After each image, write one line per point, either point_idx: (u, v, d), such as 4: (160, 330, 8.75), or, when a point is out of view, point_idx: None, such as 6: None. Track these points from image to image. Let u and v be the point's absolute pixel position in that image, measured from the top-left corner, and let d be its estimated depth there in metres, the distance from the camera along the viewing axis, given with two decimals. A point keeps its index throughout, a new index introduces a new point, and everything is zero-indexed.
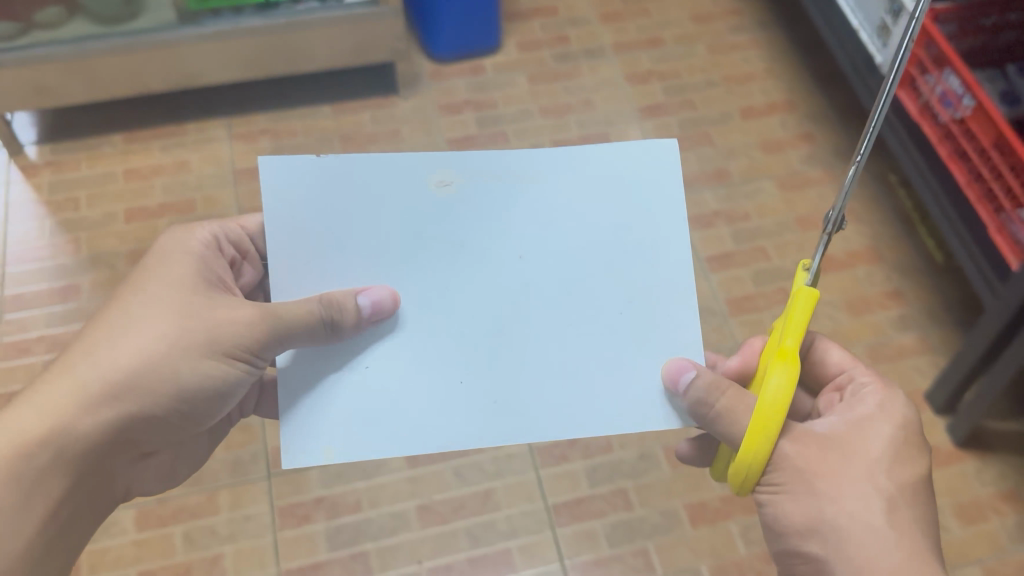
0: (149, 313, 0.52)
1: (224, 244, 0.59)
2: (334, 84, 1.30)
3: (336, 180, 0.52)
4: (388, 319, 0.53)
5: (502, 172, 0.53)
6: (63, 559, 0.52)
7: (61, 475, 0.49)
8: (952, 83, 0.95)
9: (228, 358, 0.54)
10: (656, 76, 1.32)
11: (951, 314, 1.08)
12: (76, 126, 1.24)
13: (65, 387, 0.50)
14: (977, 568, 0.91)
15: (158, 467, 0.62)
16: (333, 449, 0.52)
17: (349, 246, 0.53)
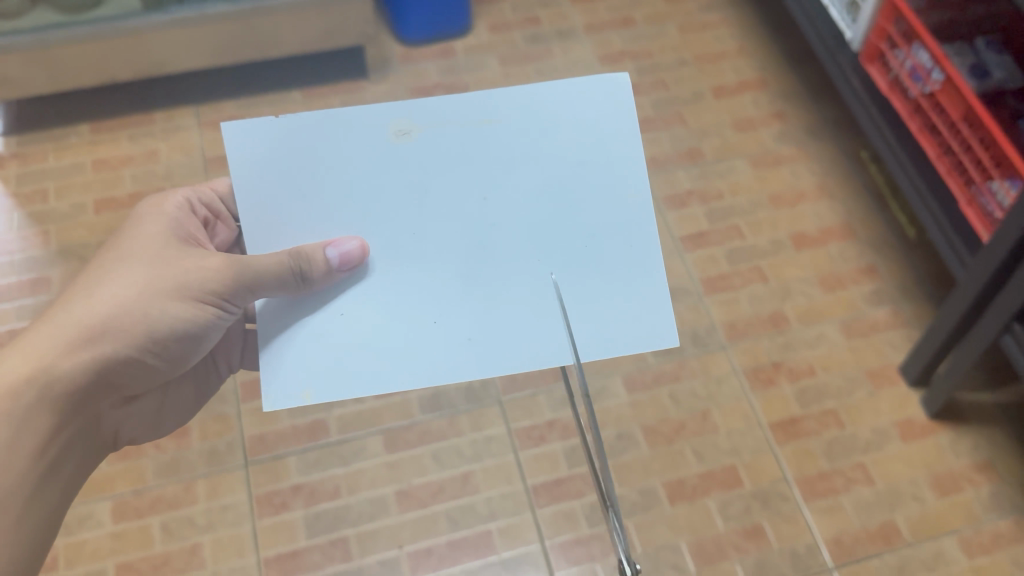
0: (124, 262, 0.56)
1: (196, 207, 0.63)
2: (303, 70, 1.29)
3: (296, 137, 0.51)
4: (360, 268, 0.51)
5: (460, 116, 0.51)
6: (57, 492, 0.57)
7: (46, 416, 0.54)
8: (921, 57, 0.96)
9: (199, 303, 0.57)
10: (627, 56, 1.32)
11: (924, 288, 1.09)
12: (42, 116, 1.23)
13: (48, 331, 0.54)
14: (953, 539, 0.92)
15: (144, 413, 0.67)
16: (312, 390, 0.50)
17: (316, 200, 0.52)
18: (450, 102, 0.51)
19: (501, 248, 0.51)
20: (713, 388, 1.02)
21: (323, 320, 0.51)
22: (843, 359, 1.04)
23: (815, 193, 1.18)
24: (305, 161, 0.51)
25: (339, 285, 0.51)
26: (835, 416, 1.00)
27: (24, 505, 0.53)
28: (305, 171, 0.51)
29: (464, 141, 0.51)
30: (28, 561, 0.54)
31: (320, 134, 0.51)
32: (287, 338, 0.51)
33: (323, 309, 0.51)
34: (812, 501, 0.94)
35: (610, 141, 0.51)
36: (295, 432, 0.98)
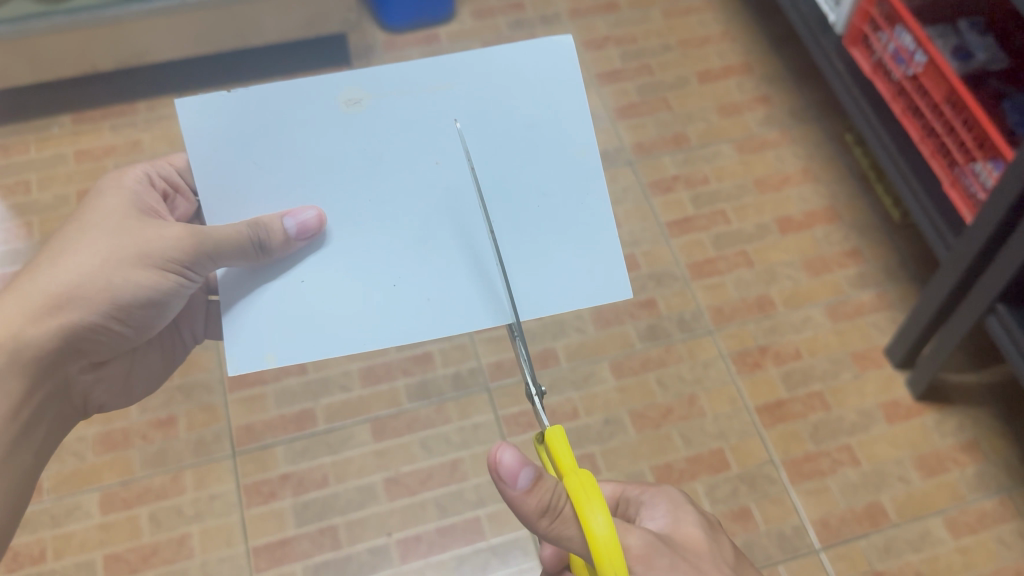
0: (87, 231, 0.56)
1: (155, 180, 0.62)
2: (285, 59, 1.28)
3: (250, 112, 0.51)
4: (318, 237, 0.51)
5: (410, 84, 0.52)
6: (26, 454, 0.57)
7: (13, 381, 0.54)
8: (904, 39, 0.96)
9: (161, 270, 0.58)
10: (612, 42, 1.32)
11: (908, 271, 1.09)
12: (23, 107, 1.22)
13: (14, 299, 0.54)
14: (939, 518, 0.93)
15: (113, 380, 0.67)
16: (275, 353, 0.50)
17: (273, 173, 0.52)
18: (400, 68, 0.52)
19: (456, 209, 0.51)
20: (699, 372, 1.02)
21: (282, 287, 0.51)
22: (829, 342, 1.04)
23: (800, 176, 1.18)
24: (261, 133, 0.51)
25: (296, 254, 0.51)
26: (821, 398, 1.00)
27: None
28: (262, 143, 0.51)
29: (416, 109, 0.52)
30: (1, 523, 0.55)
31: (272, 105, 0.51)
32: (247, 305, 0.51)
33: (284, 276, 0.51)
34: (799, 483, 0.95)
35: (553, 101, 0.53)
36: (283, 421, 0.98)
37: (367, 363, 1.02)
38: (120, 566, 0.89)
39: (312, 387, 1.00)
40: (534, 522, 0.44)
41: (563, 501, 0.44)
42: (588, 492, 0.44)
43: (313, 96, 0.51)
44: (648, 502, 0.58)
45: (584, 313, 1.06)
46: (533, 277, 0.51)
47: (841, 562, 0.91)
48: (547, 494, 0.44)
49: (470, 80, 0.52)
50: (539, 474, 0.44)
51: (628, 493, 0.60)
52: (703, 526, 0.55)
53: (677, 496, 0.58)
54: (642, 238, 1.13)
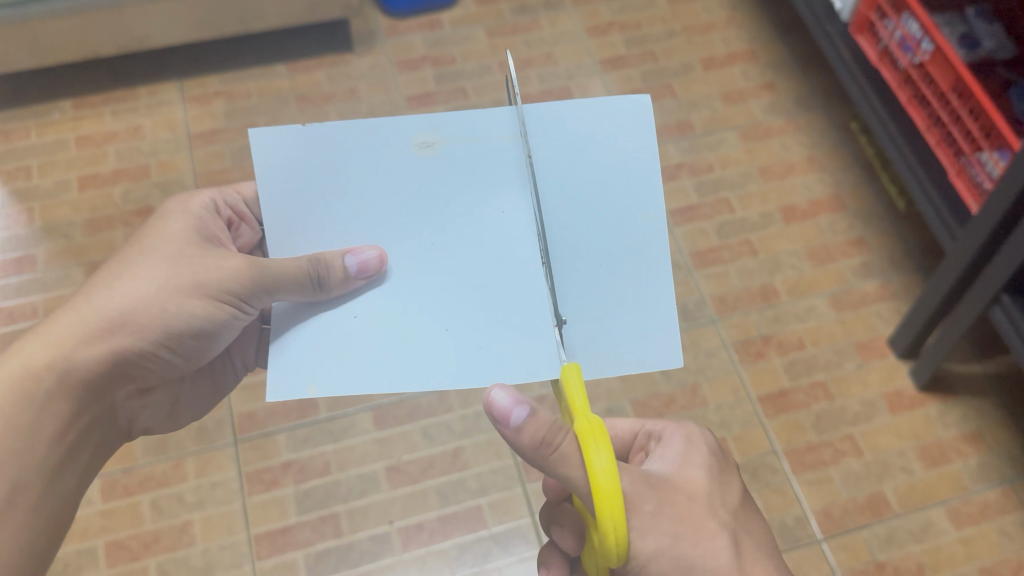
0: (147, 258, 0.57)
1: (220, 208, 0.63)
2: (286, 42, 1.27)
3: (323, 149, 0.52)
4: (378, 276, 0.52)
5: (481, 132, 0.52)
6: (74, 478, 0.57)
7: (63, 402, 0.55)
8: (911, 27, 0.95)
9: (216, 301, 0.59)
10: (616, 28, 1.31)
11: (913, 260, 1.08)
12: (23, 92, 1.21)
13: (69, 320, 0.55)
14: (941, 509, 0.92)
15: (160, 405, 0.67)
16: (316, 384, 0.49)
17: (339, 209, 0.53)
18: (475, 117, 0.52)
19: (516, 259, 0.51)
20: (702, 361, 1.02)
21: (336, 320, 0.52)
22: (832, 332, 1.04)
23: (804, 165, 1.17)
24: (332, 169, 0.52)
25: (355, 291, 0.51)
26: (824, 388, 1.00)
27: (43, 489, 0.54)
28: (332, 180, 0.52)
29: (487, 157, 0.52)
30: (44, 545, 0.55)
31: (348, 141, 0.52)
32: (292, 335, 0.52)
33: (337, 310, 0.52)
34: (801, 473, 0.95)
35: (628, 160, 0.52)
36: (284, 409, 0.98)
37: None
38: (121, 554, 0.89)
39: None
40: (534, 458, 0.46)
41: (558, 436, 0.45)
42: (593, 433, 0.43)
43: (388, 137, 0.52)
44: (664, 439, 0.58)
45: None
46: (586, 332, 0.50)
47: (843, 553, 0.90)
48: (539, 432, 0.45)
49: (546, 135, 0.52)
50: (535, 410, 0.45)
51: (649, 427, 0.60)
52: (711, 467, 0.54)
53: (694, 431, 0.57)
54: None
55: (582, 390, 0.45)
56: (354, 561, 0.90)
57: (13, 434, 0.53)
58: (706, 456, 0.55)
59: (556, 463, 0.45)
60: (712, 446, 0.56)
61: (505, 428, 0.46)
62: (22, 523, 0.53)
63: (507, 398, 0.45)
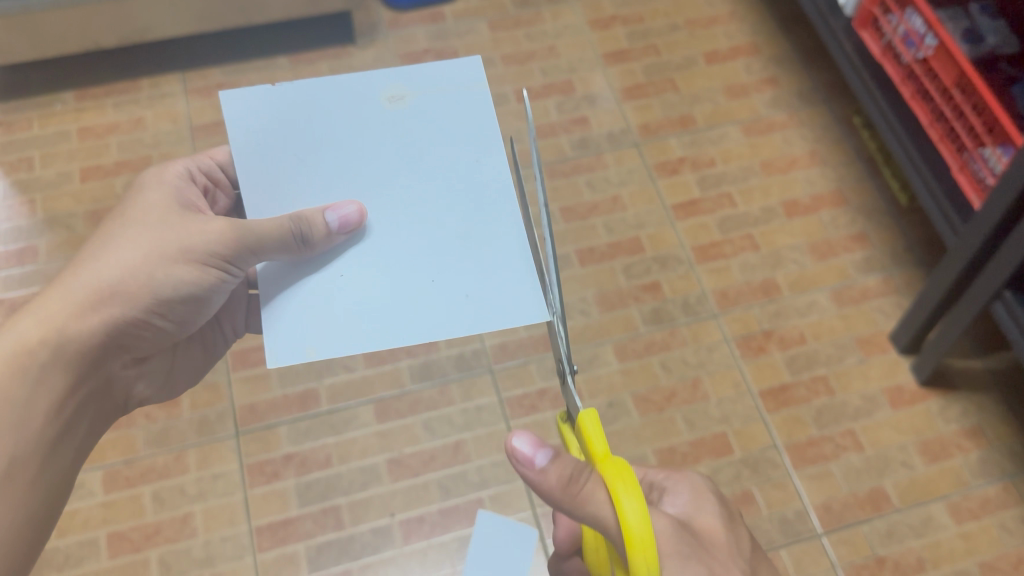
0: (130, 228, 0.59)
1: (196, 175, 0.65)
2: (288, 34, 1.27)
3: (299, 104, 0.60)
4: (357, 231, 0.57)
5: (439, 85, 0.61)
6: (69, 452, 0.59)
7: (59, 376, 0.56)
8: (915, 23, 0.95)
9: (202, 265, 0.60)
10: (618, 21, 1.30)
11: (915, 256, 1.08)
12: (24, 83, 1.21)
13: (57, 297, 0.57)
14: (941, 504, 0.93)
15: (156, 375, 0.69)
16: (315, 346, 0.53)
17: (315, 162, 0.60)
18: (432, 72, 0.62)
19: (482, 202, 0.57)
20: (703, 355, 1.02)
21: (324, 277, 0.56)
22: (834, 327, 1.04)
23: (807, 159, 1.17)
24: (307, 123, 0.60)
25: (337, 246, 0.56)
26: (825, 383, 1.00)
27: (40, 465, 0.56)
28: (307, 131, 0.60)
29: (446, 104, 0.61)
30: (41, 518, 0.57)
31: (318, 102, 0.61)
32: (287, 293, 0.56)
33: (324, 269, 0.56)
34: (802, 468, 0.95)
35: None
36: (286, 401, 0.98)
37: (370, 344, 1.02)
38: (122, 545, 0.89)
39: (315, 366, 1.00)
40: (559, 500, 0.46)
41: (583, 476, 0.46)
42: (624, 479, 0.46)
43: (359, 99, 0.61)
44: (667, 488, 0.58)
45: (588, 295, 1.06)
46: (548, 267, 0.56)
47: (843, 547, 0.91)
48: (565, 471, 0.46)
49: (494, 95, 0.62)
50: (557, 451, 0.47)
51: (651, 478, 0.60)
52: (722, 518, 0.55)
53: (696, 478, 0.58)
54: (648, 221, 1.12)
55: (604, 445, 0.49)
56: (355, 554, 0.90)
57: (9, 410, 0.54)
58: (717, 504, 0.56)
59: (575, 505, 0.46)
60: (717, 493, 0.57)
61: (528, 468, 0.46)
62: (18, 496, 0.55)
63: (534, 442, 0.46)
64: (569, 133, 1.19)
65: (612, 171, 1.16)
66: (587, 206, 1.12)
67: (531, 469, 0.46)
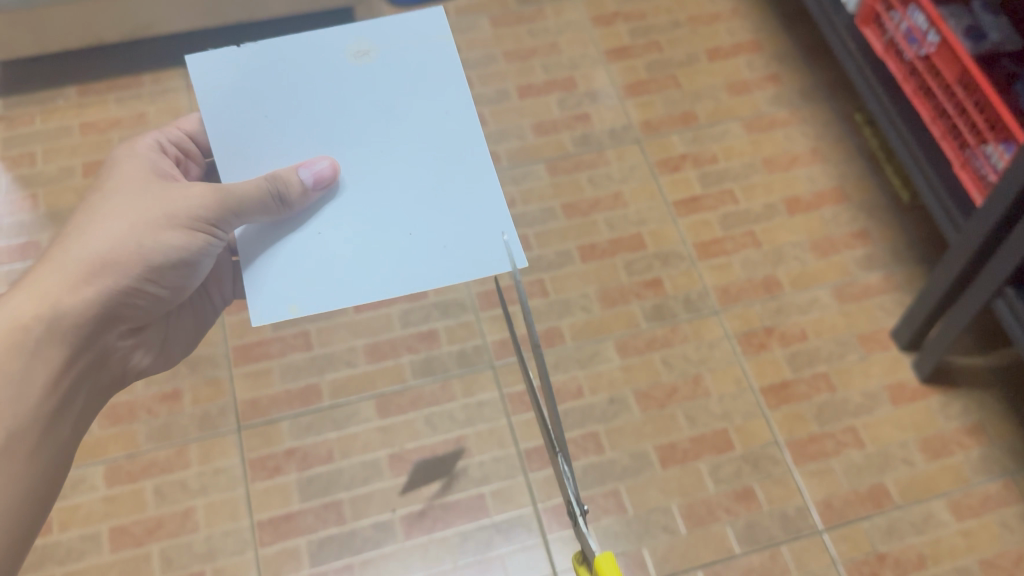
0: (115, 201, 0.62)
1: (167, 146, 0.71)
2: (290, 30, 1.27)
3: (263, 65, 0.64)
4: (331, 185, 0.61)
5: (402, 40, 0.66)
6: (67, 422, 0.62)
7: (56, 348, 0.59)
8: (917, 19, 0.95)
9: (190, 230, 0.63)
10: (621, 18, 1.30)
11: (916, 253, 1.08)
12: (26, 78, 1.21)
13: (52, 271, 0.59)
14: (942, 501, 0.93)
15: (150, 343, 0.72)
16: (297, 304, 0.57)
17: (282, 120, 0.63)
18: (393, 26, 0.66)
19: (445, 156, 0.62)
20: (704, 352, 1.02)
21: (304, 238, 0.60)
22: (835, 323, 1.04)
23: (809, 156, 1.17)
24: (274, 83, 0.64)
25: (313, 206, 0.60)
26: (826, 380, 1.00)
27: (39, 434, 0.59)
28: (271, 91, 0.63)
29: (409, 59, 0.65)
30: (41, 482, 0.60)
31: (286, 63, 0.64)
32: (270, 255, 0.60)
33: (303, 229, 0.60)
34: (803, 464, 0.95)
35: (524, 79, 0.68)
36: (288, 396, 0.98)
37: (371, 339, 1.02)
38: (125, 539, 0.90)
39: (317, 362, 1.00)
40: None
41: None
42: None
43: (324, 58, 0.65)
44: None
45: (589, 292, 1.06)
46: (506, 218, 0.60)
47: (844, 543, 0.91)
48: None
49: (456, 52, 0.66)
50: None
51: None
52: None
53: None
54: (650, 217, 1.12)
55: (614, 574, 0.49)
56: (357, 549, 0.90)
57: (8, 383, 0.57)
58: None
59: None
60: None
61: None
62: (19, 464, 0.58)
63: None
64: (571, 129, 1.19)
65: (614, 168, 1.16)
66: (588, 203, 1.13)
67: None
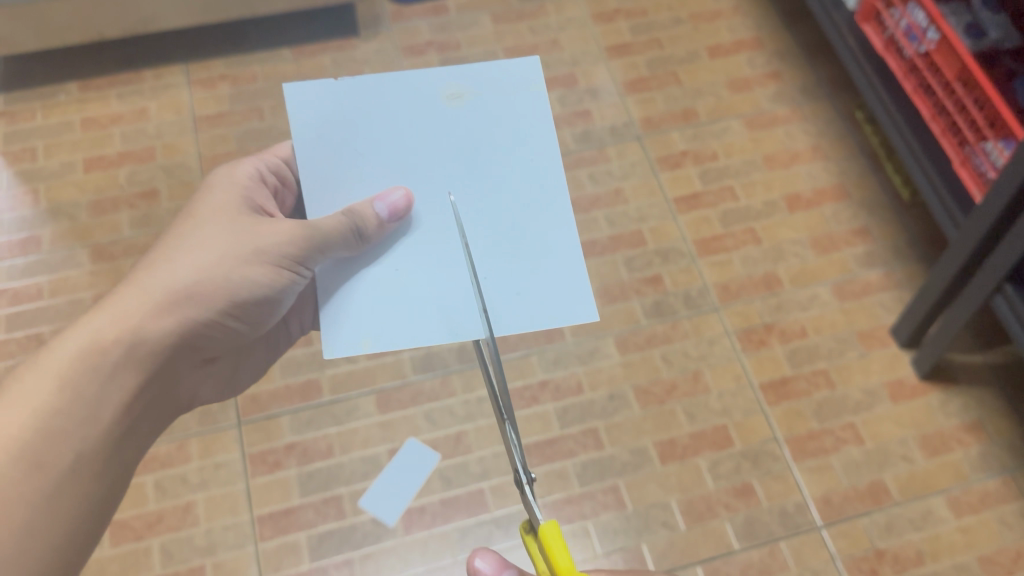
0: (201, 230, 0.57)
1: (266, 174, 0.64)
2: (291, 26, 1.27)
3: (352, 95, 0.55)
4: (406, 218, 0.54)
5: (507, 79, 0.57)
6: (132, 450, 0.56)
7: (133, 373, 0.54)
8: (917, 16, 0.95)
9: (276, 267, 0.58)
10: (622, 15, 1.30)
11: (916, 250, 1.09)
12: (28, 73, 1.21)
13: (134, 294, 0.54)
14: (941, 498, 0.93)
15: (213, 376, 0.67)
16: (369, 338, 0.52)
17: (367, 156, 0.55)
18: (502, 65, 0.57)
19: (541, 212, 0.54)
20: (704, 349, 1.02)
21: (379, 275, 0.54)
22: (835, 321, 1.04)
23: (809, 153, 1.17)
24: (360, 115, 0.55)
25: (389, 233, 0.54)
26: (826, 376, 1.00)
27: (103, 459, 0.52)
28: (358, 126, 0.55)
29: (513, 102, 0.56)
30: (98, 511, 0.53)
31: (376, 94, 0.55)
32: (346, 292, 0.53)
33: (378, 265, 0.54)
34: (802, 461, 0.95)
35: None
36: (288, 391, 0.98)
37: None
38: (125, 533, 0.90)
39: (317, 357, 1.00)
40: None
41: None
42: None
43: (423, 88, 0.56)
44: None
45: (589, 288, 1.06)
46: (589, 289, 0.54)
47: (843, 540, 0.91)
48: None
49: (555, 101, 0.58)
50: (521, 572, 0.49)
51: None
52: None
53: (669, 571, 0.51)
54: (650, 214, 1.12)
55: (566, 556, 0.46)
56: (357, 543, 0.90)
57: (77, 404, 0.51)
58: None
59: None
60: None
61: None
62: (84, 490, 0.51)
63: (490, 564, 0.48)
64: (572, 126, 1.19)
65: (615, 165, 1.16)
66: (589, 199, 1.13)
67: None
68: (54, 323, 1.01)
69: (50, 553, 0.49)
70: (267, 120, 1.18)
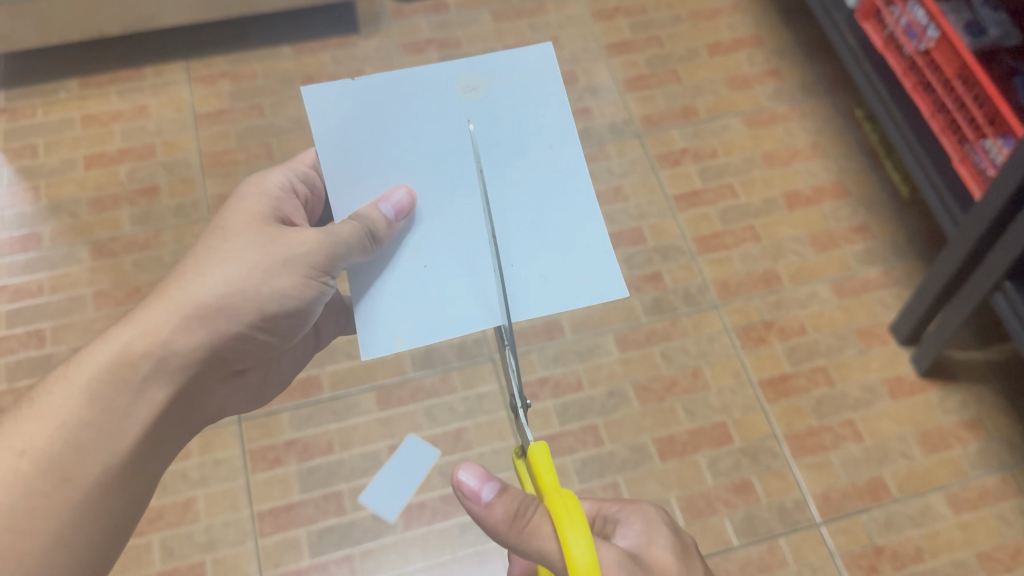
0: (232, 242, 0.56)
1: (296, 186, 0.64)
2: (290, 22, 1.27)
3: (370, 93, 0.56)
4: (411, 215, 0.54)
5: (518, 70, 0.58)
6: (161, 462, 0.56)
7: (162, 386, 0.54)
8: (917, 14, 0.95)
9: (305, 278, 0.58)
10: (622, 12, 1.30)
11: (916, 248, 1.09)
12: (28, 70, 1.21)
13: (163, 308, 0.54)
14: (940, 494, 0.93)
15: (244, 387, 0.67)
16: (403, 337, 0.53)
17: (388, 152, 0.56)
18: (511, 57, 0.58)
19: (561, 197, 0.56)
20: (704, 345, 1.02)
21: (407, 271, 0.54)
22: (834, 318, 1.04)
23: (809, 151, 1.17)
24: (380, 113, 0.56)
25: (398, 233, 0.54)
26: (825, 373, 1.01)
27: (133, 472, 0.53)
28: (378, 123, 0.56)
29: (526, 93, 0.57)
30: (124, 521, 0.53)
31: (394, 90, 0.56)
32: (376, 289, 0.54)
33: (405, 259, 0.54)
34: (801, 457, 0.96)
35: None
36: (287, 387, 0.98)
37: None
38: None
39: (317, 353, 1.01)
40: (506, 536, 0.47)
41: (530, 510, 0.46)
42: (573, 518, 0.44)
43: (434, 84, 0.57)
44: (619, 522, 0.54)
45: None
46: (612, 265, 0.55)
47: (842, 536, 0.91)
48: (512, 505, 0.47)
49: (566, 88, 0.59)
50: (504, 487, 0.47)
51: (606, 511, 0.55)
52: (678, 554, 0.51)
53: (648, 509, 0.54)
54: (650, 212, 1.12)
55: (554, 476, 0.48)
56: (357, 539, 0.90)
57: (106, 418, 0.51)
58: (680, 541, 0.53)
59: (524, 542, 0.46)
60: (670, 524, 0.53)
61: (480, 507, 0.47)
62: (115, 502, 0.52)
63: (480, 482, 0.47)
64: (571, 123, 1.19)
65: (614, 162, 1.16)
66: None
67: (480, 510, 0.47)
68: (54, 320, 1.02)
69: (80, 566, 0.50)
70: (267, 117, 1.18)
